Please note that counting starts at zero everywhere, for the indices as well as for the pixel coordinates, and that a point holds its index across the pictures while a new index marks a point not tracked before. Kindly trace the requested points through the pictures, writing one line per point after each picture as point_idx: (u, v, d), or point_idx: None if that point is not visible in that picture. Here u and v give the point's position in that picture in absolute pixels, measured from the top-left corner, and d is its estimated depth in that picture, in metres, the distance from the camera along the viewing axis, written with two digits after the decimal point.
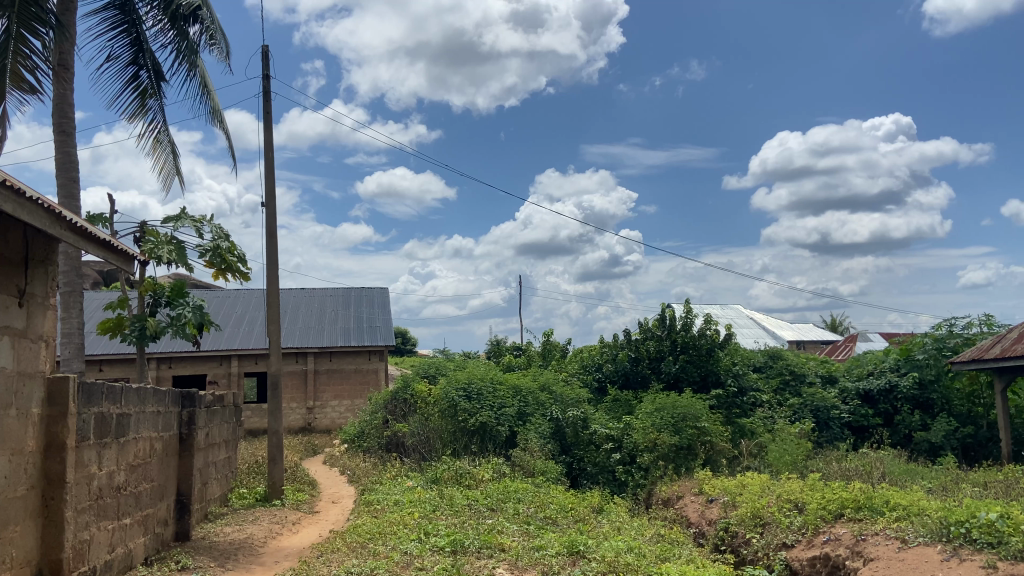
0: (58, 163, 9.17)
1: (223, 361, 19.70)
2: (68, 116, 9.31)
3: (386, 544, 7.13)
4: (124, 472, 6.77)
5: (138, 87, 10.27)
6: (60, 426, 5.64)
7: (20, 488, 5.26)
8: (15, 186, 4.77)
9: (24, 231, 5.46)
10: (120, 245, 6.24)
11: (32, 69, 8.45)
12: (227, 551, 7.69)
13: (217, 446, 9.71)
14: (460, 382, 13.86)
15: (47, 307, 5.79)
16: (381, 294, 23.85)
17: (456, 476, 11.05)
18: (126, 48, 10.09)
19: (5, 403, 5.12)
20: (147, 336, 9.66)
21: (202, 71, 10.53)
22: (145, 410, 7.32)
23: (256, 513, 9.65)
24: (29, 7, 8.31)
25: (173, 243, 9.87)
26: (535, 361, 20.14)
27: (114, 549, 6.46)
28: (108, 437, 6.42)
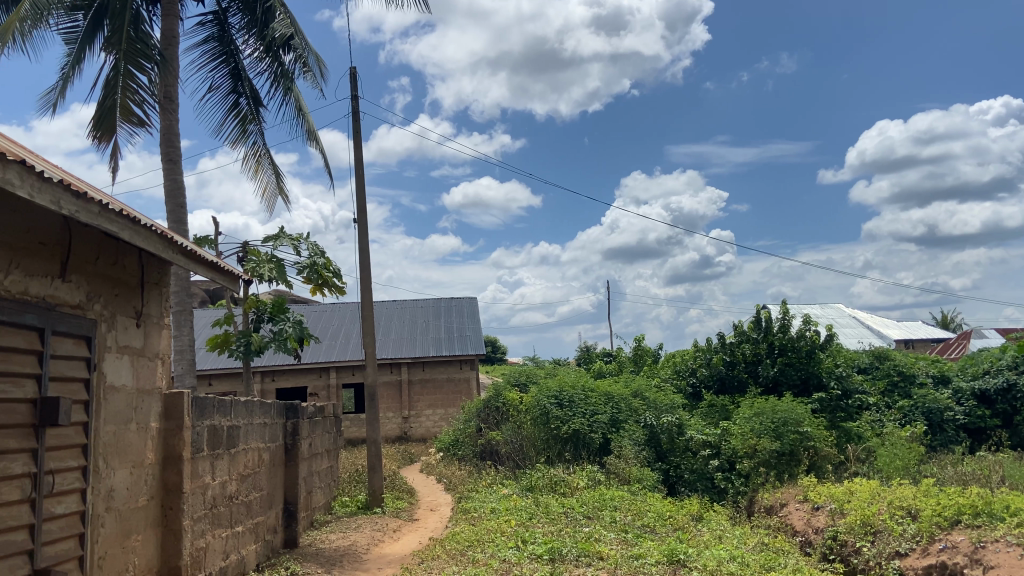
0: (167, 191, 9.73)
1: (322, 373, 20.38)
2: (175, 145, 9.89)
3: (485, 552, 7.19)
4: (235, 481, 7.10)
5: (238, 114, 10.78)
6: (176, 439, 5.97)
7: (142, 499, 5.60)
8: (131, 216, 5.07)
9: (139, 255, 5.81)
10: (227, 265, 6.60)
11: (141, 102, 9.12)
12: (333, 558, 7.94)
13: (320, 456, 10.06)
14: (551, 390, 13.87)
15: (163, 326, 6.15)
16: (471, 304, 24.14)
17: (551, 484, 11.06)
18: (227, 78, 10.66)
19: (126, 418, 5.48)
20: (252, 351, 10.14)
21: (297, 95, 10.98)
22: (253, 422, 7.67)
23: (358, 520, 9.93)
24: (134, 45, 9.07)
25: (273, 262, 10.33)
26: (627, 367, 19.96)
27: (228, 555, 6.78)
28: (220, 448, 6.76)
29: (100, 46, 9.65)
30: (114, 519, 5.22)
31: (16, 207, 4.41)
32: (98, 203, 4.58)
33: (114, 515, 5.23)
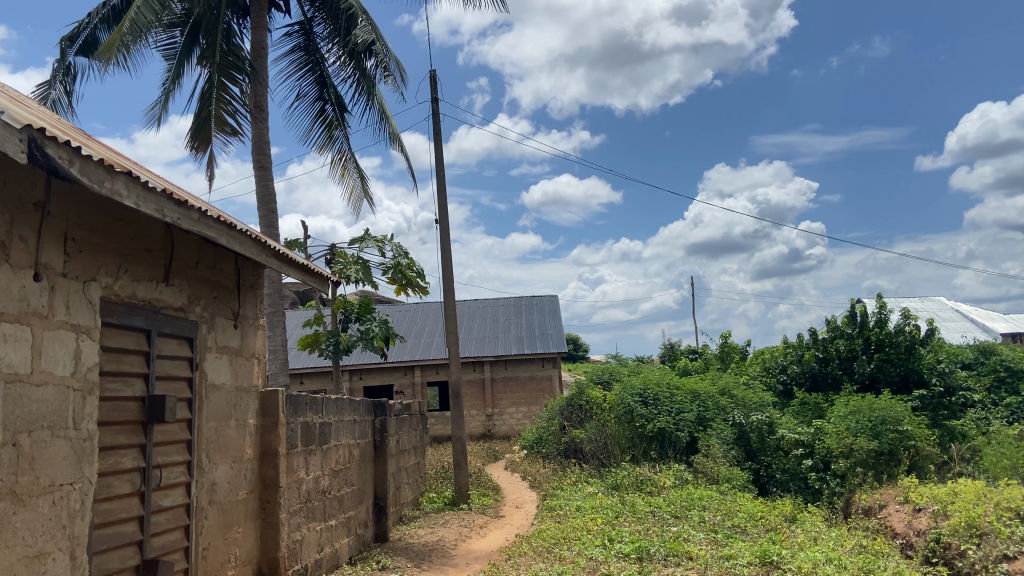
0: (259, 197, 10.13)
1: (408, 372, 20.79)
2: (266, 153, 10.28)
3: (571, 550, 7.18)
4: (328, 476, 7.32)
5: (325, 120, 11.11)
6: (272, 435, 6.20)
7: (241, 492, 5.84)
8: (229, 221, 5.29)
9: (236, 258, 6.06)
10: (316, 267, 6.82)
11: (234, 113, 9.53)
12: (422, 553, 8.08)
13: (408, 452, 10.26)
14: (635, 387, 13.71)
15: (258, 327, 6.39)
16: (552, 301, 24.14)
17: (637, 483, 10.94)
18: (313, 86, 11.00)
19: (226, 415, 5.73)
20: (341, 350, 10.48)
21: (379, 100, 11.23)
22: (343, 419, 7.88)
23: (446, 516, 10.08)
24: (227, 57, 9.49)
25: (360, 263, 10.61)
26: (713, 364, 19.57)
27: (322, 548, 6.99)
28: (313, 444, 6.98)
29: (196, 60, 10.13)
30: (216, 512, 5.46)
31: (123, 216, 4.66)
32: (198, 210, 4.80)
33: (217, 508, 5.48)
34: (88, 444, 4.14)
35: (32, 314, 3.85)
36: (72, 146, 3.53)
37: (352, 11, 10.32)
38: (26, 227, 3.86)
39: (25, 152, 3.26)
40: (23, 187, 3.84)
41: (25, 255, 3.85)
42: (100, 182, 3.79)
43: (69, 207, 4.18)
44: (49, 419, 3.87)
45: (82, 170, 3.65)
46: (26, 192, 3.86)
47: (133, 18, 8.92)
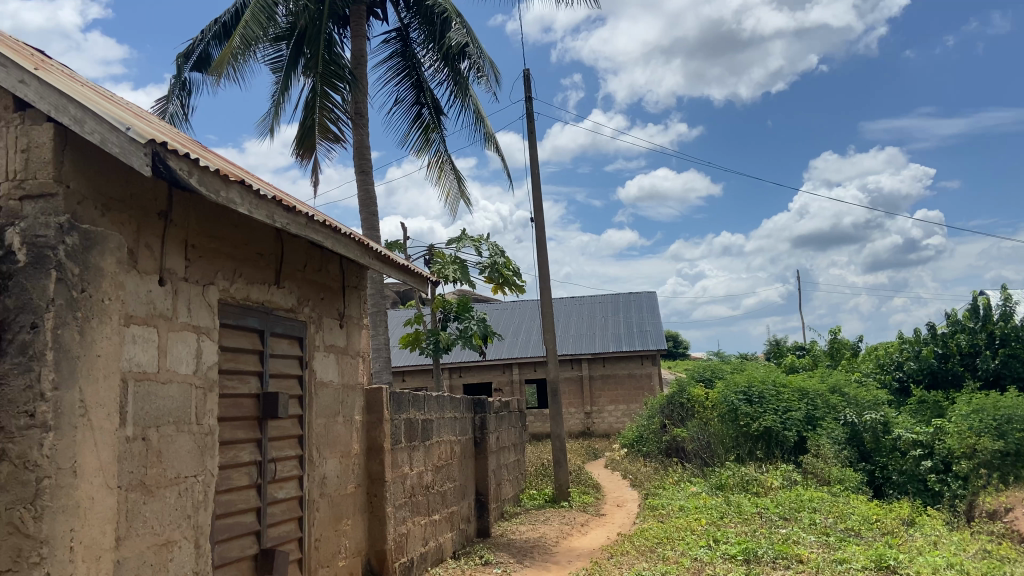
0: (361, 200, 10.45)
1: (506, 369, 20.99)
2: (366, 157, 10.60)
3: (675, 550, 7.06)
4: (431, 471, 7.48)
5: (422, 123, 11.35)
6: (377, 431, 6.39)
7: (350, 486, 6.05)
8: (334, 225, 5.48)
9: (340, 260, 6.27)
10: (415, 267, 6.98)
11: (336, 120, 9.88)
12: (524, 549, 8.14)
13: (508, 449, 10.36)
14: (739, 385, 13.34)
15: (362, 326, 6.60)
16: (651, 298, 23.80)
17: (742, 483, 10.64)
18: (410, 90, 11.26)
19: (334, 411, 5.94)
20: (441, 348, 10.70)
21: (474, 101, 11.38)
22: (444, 416, 8.04)
23: (547, 513, 10.12)
24: (329, 67, 9.86)
25: (457, 263, 10.79)
26: (821, 361, 18.80)
27: (427, 541, 7.16)
28: (417, 440, 7.15)
29: (300, 70, 10.56)
30: (327, 504, 5.68)
31: (237, 223, 4.90)
32: (305, 215, 4.99)
33: (328, 501, 5.69)
34: (210, 438, 4.38)
35: (158, 316, 4.10)
36: (191, 158, 3.74)
37: (447, 14, 10.49)
38: (151, 236, 4.12)
39: (149, 165, 3.48)
40: (147, 197, 4.10)
41: (151, 261, 4.11)
42: (216, 191, 4.00)
43: (189, 216, 4.43)
44: (174, 415, 4.12)
45: (199, 180, 3.86)
46: (150, 202, 4.12)
47: (242, 33, 9.38)
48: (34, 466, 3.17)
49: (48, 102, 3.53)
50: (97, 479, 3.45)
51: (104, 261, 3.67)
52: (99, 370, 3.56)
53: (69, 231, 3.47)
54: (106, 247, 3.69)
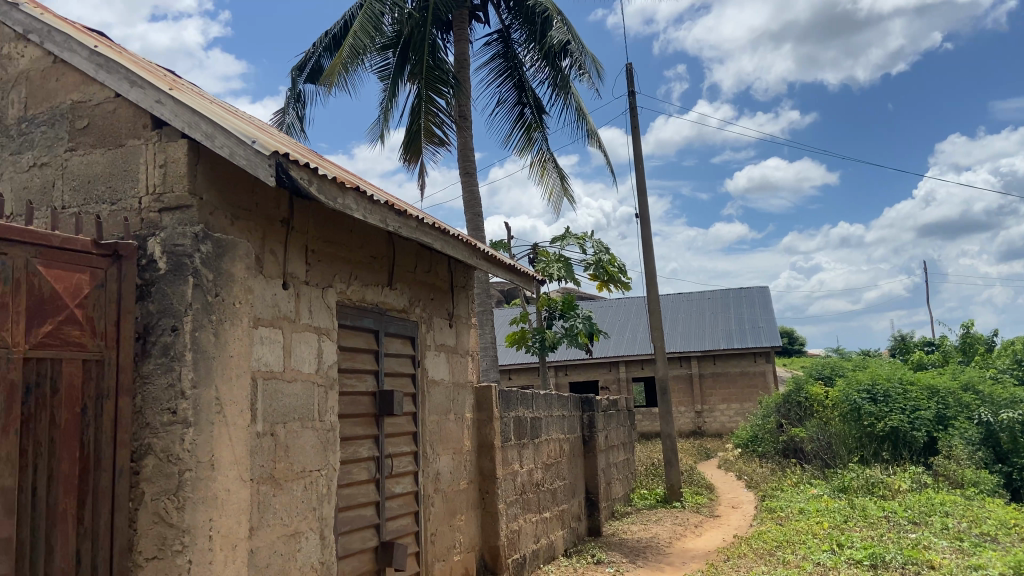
0: (466, 202, 10.62)
1: (612, 367, 20.85)
2: (470, 159, 10.76)
3: (795, 553, 6.81)
4: (541, 469, 7.53)
5: (524, 123, 11.42)
6: (488, 428, 6.48)
7: (463, 482, 6.16)
8: (443, 227, 5.60)
9: (448, 261, 6.40)
10: (521, 267, 7.04)
11: (441, 124, 10.07)
12: (637, 549, 8.06)
13: (617, 448, 10.29)
14: (861, 383, 12.71)
15: (471, 326, 6.71)
16: (762, 293, 23.04)
17: (866, 485, 10.13)
18: (512, 91, 11.36)
19: (446, 409, 6.07)
20: (547, 347, 10.80)
21: (576, 98, 11.35)
22: (553, 414, 8.06)
23: (659, 513, 9.98)
24: (433, 72, 10.08)
25: (561, 261, 10.82)
26: (952, 357, 17.64)
27: (539, 539, 7.20)
28: (526, 438, 7.21)
29: (406, 77, 10.85)
30: (441, 500, 5.80)
31: (352, 228, 5.09)
32: (416, 218, 5.12)
33: (442, 496, 5.82)
34: (332, 434, 4.57)
35: (283, 318, 4.31)
36: (310, 168, 3.91)
37: (547, 13, 10.51)
38: (275, 242, 4.34)
39: (273, 176, 3.66)
40: (270, 206, 4.32)
41: (275, 266, 4.32)
42: (334, 198, 4.17)
43: (308, 223, 4.64)
44: (299, 412, 4.33)
45: (319, 188, 4.03)
46: (273, 210, 4.34)
47: (351, 44, 9.73)
48: (176, 460, 3.40)
49: (182, 120, 3.78)
50: (232, 472, 3.67)
51: (234, 267, 3.91)
52: (232, 369, 3.78)
53: (203, 240, 3.71)
54: (236, 254, 3.93)
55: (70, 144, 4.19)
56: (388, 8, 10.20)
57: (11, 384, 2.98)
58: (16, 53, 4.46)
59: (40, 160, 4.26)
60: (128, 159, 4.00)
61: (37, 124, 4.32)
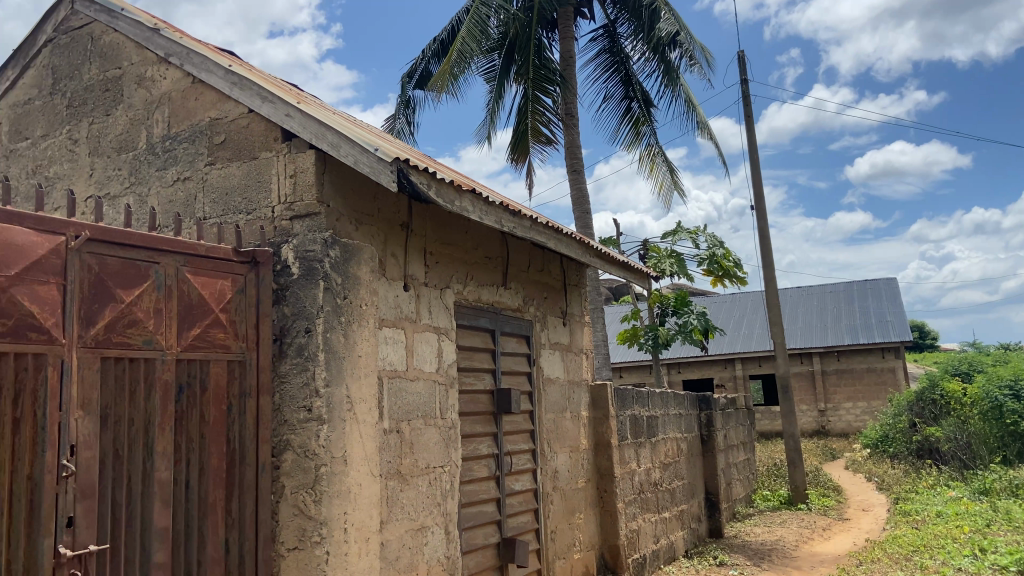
0: (574, 199, 10.61)
1: (728, 365, 20.30)
2: (577, 156, 10.74)
3: (934, 558, 6.41)
4: (659, 469, 7.42)
5: (631, 117, 11.29)
6: (604, 426, 6.45)
7: (581, 480, 6.16)
8: (556, 226, 5.62)
9: (561, 260, 6.42)
10: (633, 263, 6.96)
11: (547, 123, 10.11)
12: (762, 552, 7.81)
13: (737, 447, 10.02)
14: (1003, 378, 11.81)
15: (584, 323, 6.69)
16: (889, 284, 21.81)
17: (1012, 487, 9.40)
18: (619, 86, 11.25)
19: (562, 408, 6.09)
20: (660, 344, 10.59)
21: (685, 90, 11.12)
22: (669, 412, 7.93)
23: (784, 515, 9.64)
24: (539, 71, 10.14)
25: (674, 256, 10.64)
26: None
27: (659, 539, 7.11)
28: (643, 437, 7.13)
29: (512, 77, 10.95)
30: (560, 498, 5.83)
31: (467, 229, 5.18)
32: (530, 218, 5.16)
33: (560, 495, 5.84)
34: (453, 431, 4.69)
35: (404, 318, 4.44)
36: (429, 172, 4.01)
37: (655, 5, 10.35)
38: (396, 245, 4.48)
39: (395, 181, 3.78)
40: (391, 211, 4.46)
41: (397, 268, 4.46)
42: (452, 201, 4.26)
43: (425, 225, 4.76)
44: (422, 410, 4.45)
45: (437, 192, 4.13)
46: (393, 215, 4.48)
47: (458, 49, 9.93)
48: (312, 455, 3.58)
49: (309, 132, 3.97)
50: (363, 467, 3.82)
51: (359, 270, 4.07)
52: (360, 369, 3.93)
53: (331, 245, 3.88)
54: (360, 258, 4.09)
55: (208, 158, 4.47)
56: (493, 10, 10.34)
57: (166, 384, 3.21)
58: (158, 76, 4.80)
59: (182, 174, 4.57)
60: (260, 171, 4.23)
61: (178, 141, 4.63)
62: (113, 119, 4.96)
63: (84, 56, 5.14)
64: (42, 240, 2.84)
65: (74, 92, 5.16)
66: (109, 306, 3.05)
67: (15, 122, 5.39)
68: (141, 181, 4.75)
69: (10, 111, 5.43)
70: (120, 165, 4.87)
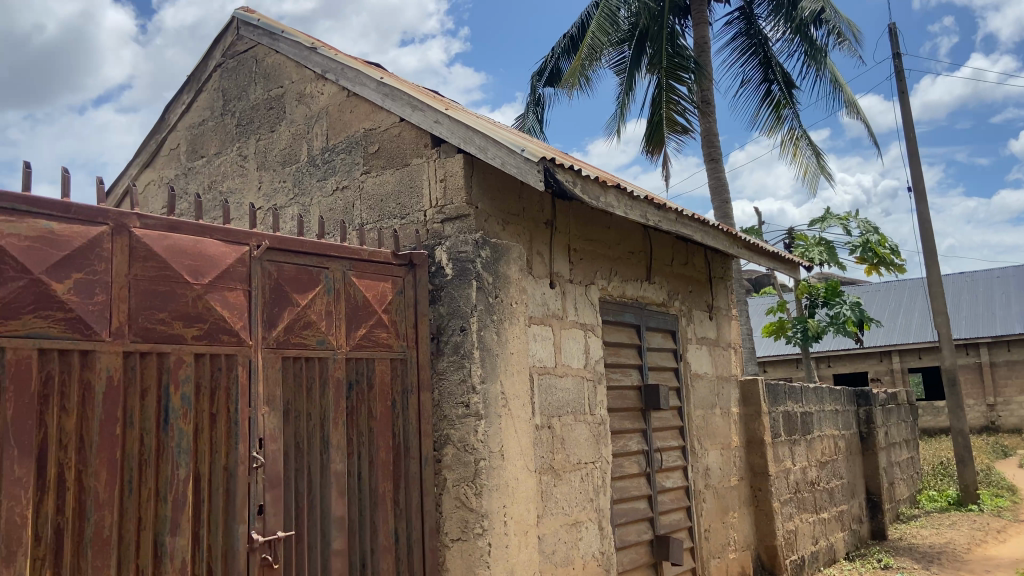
0: (713, 189, 10.32)
1: (883, 357, 19.11)
2: (715, 145, 10.44)
3: None
4: (815, 467, 7.09)
5: (772, 101, 10.84)
6: (756, 423, 6.25)
7: (733, 478, 6.00)
8: (702, 218, 5.50)
9: (705, 252, 6.27)
10: (782, 253, 6.68)
11: (683, 112, 9.89)
12: (931, 555, 7.31)
13: (899, 445, 9.41)
14: None
15: (731, 317, 6.51)
16: None
17: None
18: (757, 69, 10.83)
19: (711, 404, 5.96)
20: (810, 337, 10.12)
21: (831, 68, 10.55)
22: (825, 408, 7.56)
23: (954, 517, 8.96)
24: (673, 60, 9.94)
25: (823, 245, 10.15)
26: None
27: (818, 540, 6.80)
28: (797, 434, 6.84)
29: (644, 68, 10.70)
30: (713, 497, 5.70)
31: (610, 224, 5.17)
32: (676, 211, 5.08)
33: (713, 493, 5.72)
34: (603, 427, 4.70)
35: (552, 315, 4.50)
36: (575, 170, 4.03)
37: None
38: (542, 244, 4.54)
39: (542, 180, 3.83)
40: (536, 210, 4.53)
41: (543, 266, 4.52)
42: (597, 197, 4.26)
43: (569, 223, 4.79)
44: (572, 406, 4.50)
45: (583, 189, 4.15)
46: (538, 214, 4.55)
47: (589, 43, 9.93)
48: (472, 449, 3.70)
49: (458, 136, 4.10)
50: (519, 462, 3.91)
51: (509, 269, 4.17)
52: (513, 366, 4.03)
53: (482, 246, 3.99)
54: (509, 257, 4.18)
55: (364, 167, 4.72)
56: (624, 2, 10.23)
57: (337, 381, 3.43)
58: (317, 92, 5.12)
59: (341, 184, 4.84)
60: (412, 177, 4.41)
61: (336, 152, 4.91)
62: (277, 135, 5.33)
63: (249, 78, 5.56)
64: (229, 250, 3.10)
65: (243, 112, 5.58)
66: (287, 308, 3.28)
67: (192, 142, 5.90)
68: (304, 192, 5.07)
69: (187, 133, 5.95)
70: (285, 178, 5.22)
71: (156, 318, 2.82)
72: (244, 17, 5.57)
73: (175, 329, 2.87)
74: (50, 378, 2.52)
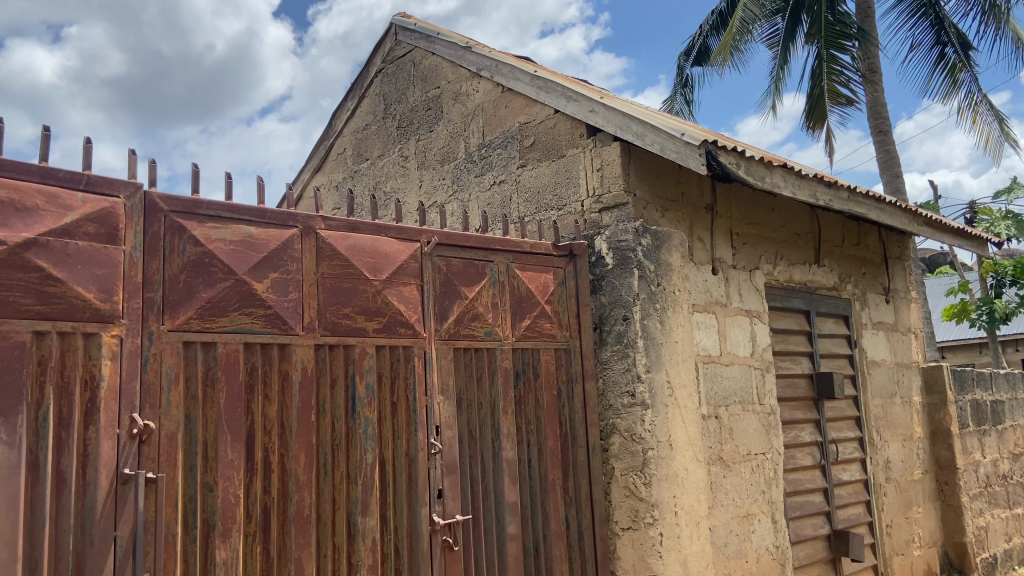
0: (882, 163, 9.62)
1: None
2: (883, 115, 9.72)
3: None
4: (1008, 460, 6.47)
5: (946, 65, 9.95)
6: (942, 413, 5.79)
7: (917, 472, 5.59)
8: (877, 195, 5.14)
9: (880, 232, 5.86)
10: (969, 229, 6.12)
11: (846, 82, 9.26)
12: None
13: None
14: None
15: (911, 300, 6.06)
16: None
17: None
18: (928, 32, 9.96)
19: (891, 392, 5.58)
20: (998, 319, 9.22)
21: (1015, 24, 9.53)
22: (1018, 397, 6.87)
23: None
24: (833, 28, 9.35)
25: (1011, 218, 9.20)
26: None
27: (1012, 538, 6.21)
28: (988, 424, 6.27)
29: (800, 38, 10.14)
30: (894, 490, 5.35)
31: (774, 206, 4.95)
32: (847, 188, 4.78)
33: (895, 486, 5.36)
34: (773, 417, 4.52)
35: (716, 303, 4.37)
36: (739, 151, 3.89)
37: None
38: (703, 228, 4.42)
39: (704, 164, 3.72)
40: (696, 194, 4.41)
41: (705, 252, 4.40)
42: (762, 178, 4.09)
43: (731, 206, 4.64)
44: (740, 395, 4.36)
45: (747, 170, 4.00)
46: (699, 198, 4.43)
47: (741, 18, 9.53)
48: (639, 439, 3.68)
49: (615, 124, 4.07)
50: (688, 452, 3.85)
51: (671, 256, 4.09)
52: (678, 354, 3.96)
53: (643, 233, 3.95)
54: (671, 243, 4.10)
55: (520, 161, 4.79)
56: None
57: (505, 371, 3.52)
58: (472, 90, 5.25)
59: (499, 178, 4.94)
60: (569, 168, 4.43)
61: (493, 147, 5.02)
62: (436, 134, 5.53)
63: (408, 81, 5.80)
64: (402, 247, 3.26)
65: (403, 114, 5.83)
66: (457, 302, 3.40)
67: (357, 147, 6.23)
68: (463, 188, 5.23)
69: (352, 137, 6.29)
70: (444, 175, 5.40)
71: (341, 313, 3.01)
72: (402, 23, 5.82)
73: (358, 323, 3.06)
74: (254, 369, 2.76)
